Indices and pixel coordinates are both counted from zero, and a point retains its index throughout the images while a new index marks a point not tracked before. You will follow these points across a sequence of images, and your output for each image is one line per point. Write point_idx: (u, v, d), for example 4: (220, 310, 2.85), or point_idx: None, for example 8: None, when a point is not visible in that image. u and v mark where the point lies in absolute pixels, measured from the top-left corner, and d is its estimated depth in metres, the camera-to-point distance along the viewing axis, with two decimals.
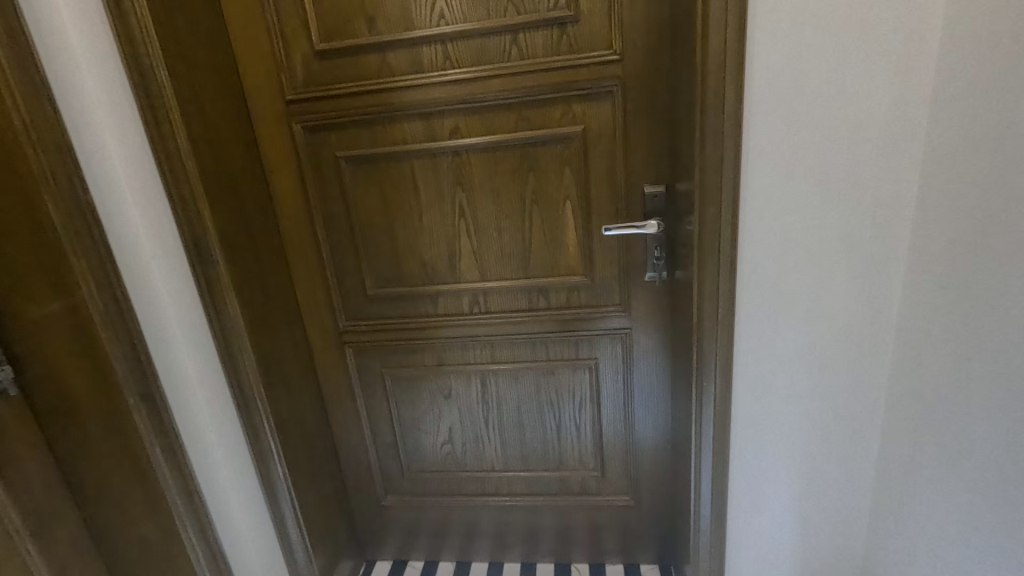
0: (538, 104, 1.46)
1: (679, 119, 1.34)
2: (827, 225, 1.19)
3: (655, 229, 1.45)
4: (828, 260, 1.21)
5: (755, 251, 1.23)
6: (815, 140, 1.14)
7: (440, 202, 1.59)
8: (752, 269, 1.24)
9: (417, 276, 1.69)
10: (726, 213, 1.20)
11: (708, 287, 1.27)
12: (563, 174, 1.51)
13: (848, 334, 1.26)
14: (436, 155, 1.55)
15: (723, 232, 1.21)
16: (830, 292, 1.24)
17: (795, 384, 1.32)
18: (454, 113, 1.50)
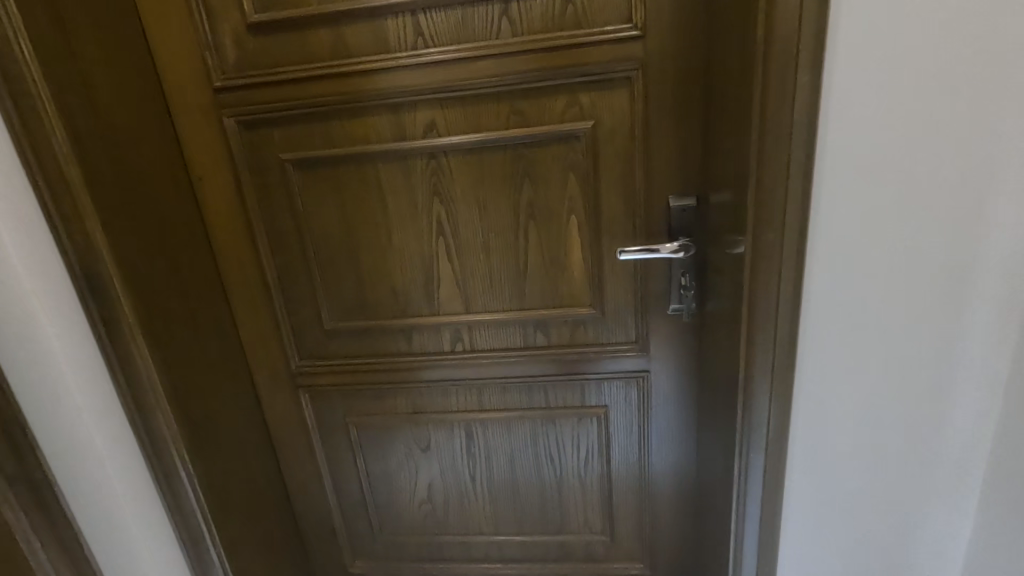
0: (534, 93, 1.15)
1: (721, 112, 1.03)
2: (928, 255, 0.88)
3: (682, 253, 1.16)
4: (925, 301, 0.91)
5: (825, 288, 0.92)
6: (917, 139, 0.82)
7: (413, 216, 1.27)
8: (818, 313, 0.94)
9: (385, 307, 1.37)
10: (789, 238, 0.90)
11: (760, 333, 0.98)
12: (567, 182, 1.21)
13: (947, 396, 0.96)
14: (407, 158, 1.23)
15: (784, 262, 0.91)
16: (925, 343, 0.93)
17: (868, 457, 1.02)
18: (428, 105, 1.18)
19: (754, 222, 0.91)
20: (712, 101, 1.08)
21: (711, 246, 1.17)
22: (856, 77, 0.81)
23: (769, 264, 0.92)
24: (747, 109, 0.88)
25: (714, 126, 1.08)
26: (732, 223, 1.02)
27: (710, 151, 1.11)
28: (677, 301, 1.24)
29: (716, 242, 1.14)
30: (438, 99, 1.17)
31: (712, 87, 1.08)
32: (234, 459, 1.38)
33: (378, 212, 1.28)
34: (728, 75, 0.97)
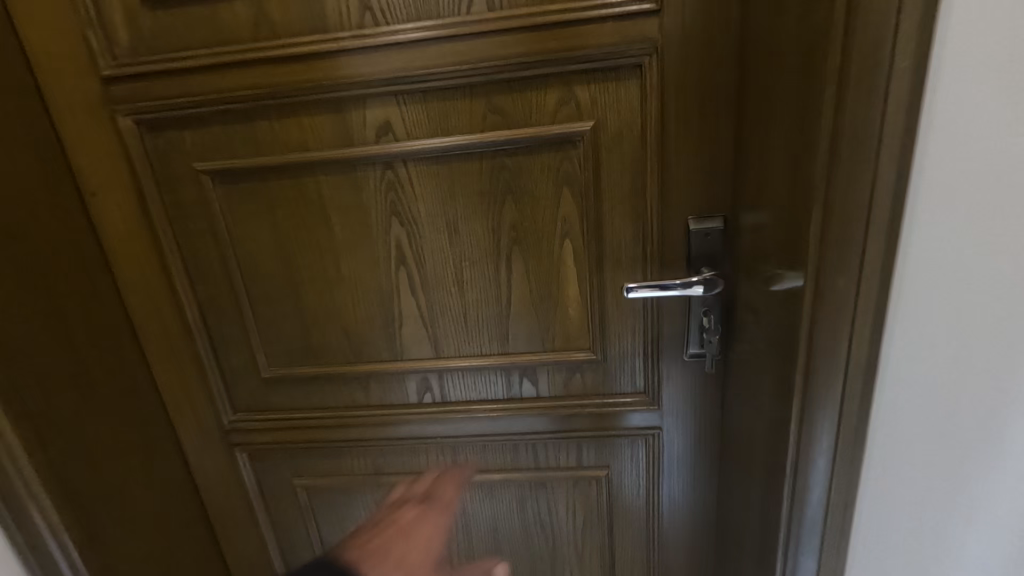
0: (518, 87, 0.90)
1: (765, 110, 0.79)
2: None
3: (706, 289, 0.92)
4: None
5: (914, 350, 0.67)
6: None
7: (368, 241, 1.01)
8: (907, 386, 0.69)
9: (336, 352, 1.11)
10: (868, 285, 0.65)
11: (822, 406, 0.73)
12: (560, 199, 0.96)
13: None
14: (356, 168, 0.97)
15: (859, 314, 0.67)
16: None
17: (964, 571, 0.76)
18: (381, 101, 0.92)
19: (819, 261, 0.66)
20: (749, 96, 0.83)
21: (746, 280, 0.92)
22: (988, 58, 0.55)
23: (835, 318, 0.68)
24: (811, 104, 0.64)
25: (753, 129, 0.83)
26: (780, 256, 0.78)
27: (747, 160, 0.86)
28: (699, 344, 1.00)
29: (753, 278, 0.89)
30: (395, 92, 0.91)
31: (750, 78, 0.83)
32: (148, 543, 1.11)
33: (323, 237, 1.02)
34: (780, 59, 0.72)
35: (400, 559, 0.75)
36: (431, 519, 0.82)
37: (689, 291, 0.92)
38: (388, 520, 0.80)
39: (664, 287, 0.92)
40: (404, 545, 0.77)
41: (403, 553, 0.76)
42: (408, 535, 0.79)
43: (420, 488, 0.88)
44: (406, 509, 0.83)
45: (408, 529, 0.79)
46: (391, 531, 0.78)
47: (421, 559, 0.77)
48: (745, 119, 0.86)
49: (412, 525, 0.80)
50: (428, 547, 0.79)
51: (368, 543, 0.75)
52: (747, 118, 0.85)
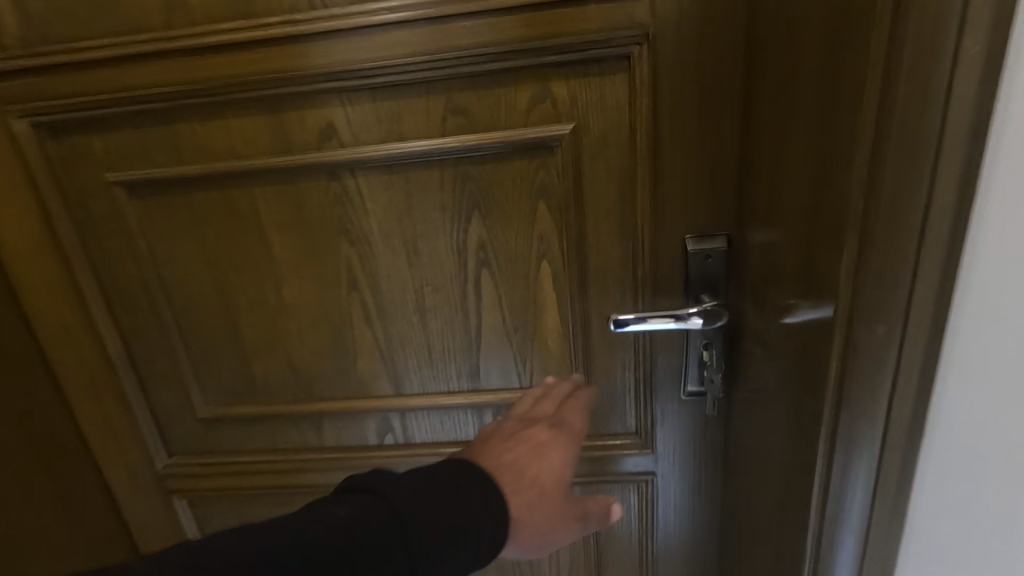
0: (483, 83, 0.76)
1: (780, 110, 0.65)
2: None
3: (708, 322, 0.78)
4: None
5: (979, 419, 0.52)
6: None
7: (313, 264, 0.87)
8: (963, 469, 0.54)
9: (283, 388, 0.97)
10: (917, 337, 0.50)
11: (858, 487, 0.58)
12: (535, 214, 0.82)
13: None
14: (295, 179, 0.82)
15: (903, 375, 0.52)
16: None
17: None
18: (321, 99, 0.78)
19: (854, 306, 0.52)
20: (759, 93, 0.69)
21: (756, 311, 0.78)
22: None
23: (870, 376, 0.53)
24: (844, 102, 0.50)
25: (764, 133, 0.69)
26: (797, 287, 0.64)
27: (756, 170, 0.72)
28: (699, 382, 0.86)
29: (764, 309, 0.75)
30: (337, 90, 0.77)
31: (760, 71, 0.69)
32: None
33: (261, 258, 0.88)
34: (800, 46, 0.58)
35: (540, 484, 0.63)
36: (555, 459, 0.66)
37: (687, 324, 0.78)
38: (521, 437, 0.68)
39: (654, 321, 0.78)
40: (537, 472, 0.64)
41: (540, 471, 0.64)
42: (539, 457, 0.65)
43: (547, 409, 0.76)
44: (537, 429, 0.70)
45: (539, 446, 0.67)
46: (523, 449, 0.65)
47: (553, 490, 0.64)
48: (754, 121, 0.72)
49: (541, 446, 0.67)
50: (556, 488, 0.64)
51: (495, 444, 0.67)
52: (756, 119, 0.71)
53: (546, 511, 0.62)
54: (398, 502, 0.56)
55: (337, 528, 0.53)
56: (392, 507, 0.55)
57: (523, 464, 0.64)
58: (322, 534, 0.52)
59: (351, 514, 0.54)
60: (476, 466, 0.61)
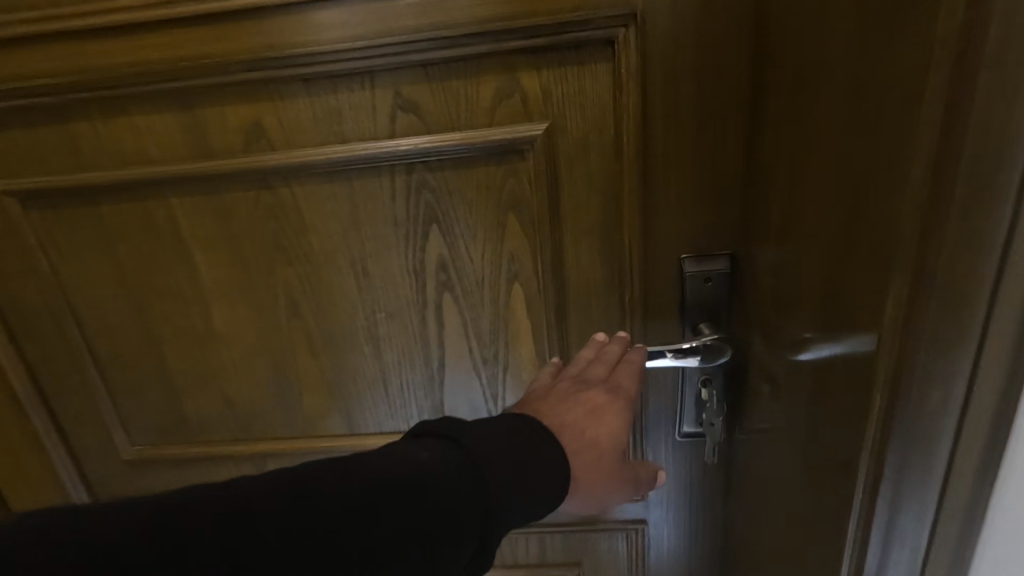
0: (438, 74, 0.63)
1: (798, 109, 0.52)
2: None
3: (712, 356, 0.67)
4: None
5: None
6: None
7: (247, 286, 0.75)
8: None
9: (219, 428, 0.85)
10: (986, 419, 0.37)
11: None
12: (504, 230, 0.69)
13: None
14: (218, 190, 0.69)
15: (960, 459, 0.40)
16: None
17: None
18: (244, 94, 0.64)
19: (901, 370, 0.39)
20: (769, 88, 0.57)
21: (764, 348, 0.66)
22: None
23: (918, 459, 0.41)
24: (890, 101, 0.37)
25: (776, 137, 0.57)
26: (816, 328, 0.52)
27: (765, 182, 0.60)
28: (699, 422, 0.75)
29: (773, 346, 0.63)
30: (262, 83, 0.63)
31: (772, 61, 0.56)
32: None
33: (186, 280, 0.75)
34: (825, 29, 0.46)
35: (601, 449, 0.52)
36: (616, 416, 0.55)
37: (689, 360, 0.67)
38: (577, 397, 0.56)
39: (665, 358, 0.67)
40: (599, 434, 0.53)
41: (602, 435, 0.53)
42: (600, 418, 0.54)
43: (602, 370, 0.61)
44: (593, 392, 0.57)
45: (598, 405, 0.55)
46: (581, 408, 0.54)
47: (613, 454, 0.53)
48: (763, 122, 0.59)
49: (601, 405, 0.55)
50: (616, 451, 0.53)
51: (544, 401, 0.55)
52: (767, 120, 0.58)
53: (604, 477, 0.52)
54: (476, 451, 0.45)
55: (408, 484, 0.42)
56: (474, 456, 0.44)
57: (582, 424, 0.53)
58: (404, 473, 0.42)
59: (432, 456, 0.44)
60: (539, 423, 0.49)
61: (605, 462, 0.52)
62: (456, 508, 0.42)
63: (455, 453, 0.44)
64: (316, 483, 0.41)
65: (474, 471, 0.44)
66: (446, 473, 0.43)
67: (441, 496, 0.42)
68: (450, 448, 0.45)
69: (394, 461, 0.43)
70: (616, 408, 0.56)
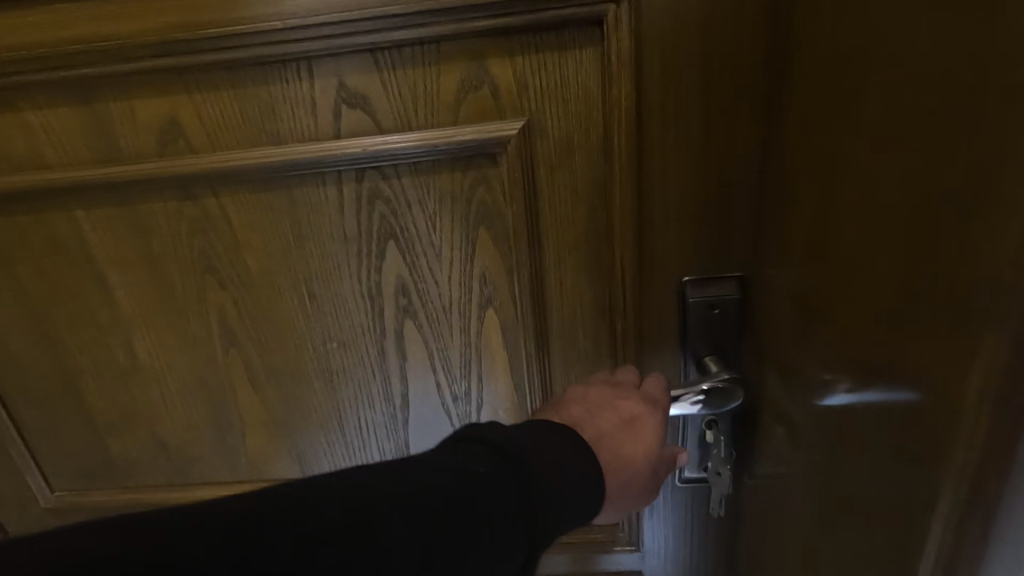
0: (390, 62, 0.51)
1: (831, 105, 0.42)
2: None
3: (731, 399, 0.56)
4: None
5: None
6: None
7: (174, 312, 0.63)
8: None
9: (151, 472, 0.74)
10: None
11: None
12: (474, 248, 0.59)
13: None
14: (132, 199, 0.58)
15: None
16: None
17: None
18: (153, 85, 0.53)
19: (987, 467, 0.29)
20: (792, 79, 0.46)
21: (783, 390, 0.55)
22: None
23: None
24: (988, 93, 0.26)
25: (800, 140, 0.46)
26: (853, 379, 0.42)
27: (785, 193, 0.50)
28: (703, 467, 0.65)
29: (794, 389, 0.53)
30: (174, 71, 0.52)
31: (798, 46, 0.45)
32: None
33: (101, 306, 0.63)
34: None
35: (637, 462, 0.50)
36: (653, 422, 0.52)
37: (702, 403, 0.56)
38: (607, 405, 0.52)
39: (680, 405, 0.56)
40: (638, 446, 0.50)
41: (640, 447, 0.50)
42: (639, 427, 0.51)
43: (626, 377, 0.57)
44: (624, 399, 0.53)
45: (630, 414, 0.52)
46: (615, 419, 0.51)
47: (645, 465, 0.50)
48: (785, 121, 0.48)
49: (636, 414, 0.52)
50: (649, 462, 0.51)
51: (575, 408, 0.51)
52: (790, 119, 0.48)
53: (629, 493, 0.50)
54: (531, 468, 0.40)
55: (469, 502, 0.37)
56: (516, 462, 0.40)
57: (620, 435, 0.50)
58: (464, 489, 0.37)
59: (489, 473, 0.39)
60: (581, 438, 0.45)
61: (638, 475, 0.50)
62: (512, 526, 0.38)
63: (496, 457, 0.40)
64: (349, 490, 0.36)
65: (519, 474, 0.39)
66: (492, 477, 0.38)
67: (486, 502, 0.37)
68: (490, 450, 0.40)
69: (447, 469, 0.38)
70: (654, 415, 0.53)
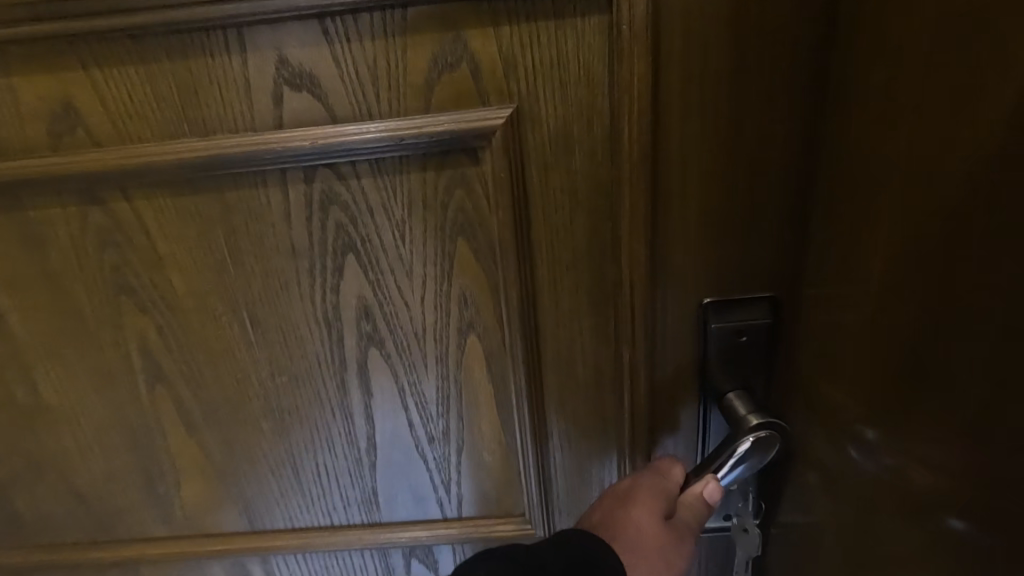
0: (343, 33, 0.41)
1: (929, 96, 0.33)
2: None
3: (771, 445, 0.46)
4: None
5: None
6: None
7: (84, 343, 0.52)
8: None
9: (67, 528, 0.62)
10: None
11: None
12: (453, 264, 0.49)
13: None
14: (19, 204, 0.46)
15: None
16: None
17: None
18: (38, 58, 0.41)
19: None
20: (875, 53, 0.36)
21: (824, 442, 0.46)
22: None
23: None
24: None
25: (870, 138, 0.37)
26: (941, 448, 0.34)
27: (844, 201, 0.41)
28: (725, 516, 0.56)
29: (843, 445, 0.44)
30: (64, 40, 0.40)
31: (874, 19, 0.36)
32: None
33: None
34: None
35: (641, 539, 0.44)
36: (658, 491, 0.46)
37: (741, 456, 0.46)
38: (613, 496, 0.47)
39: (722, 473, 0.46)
40: (637, 521, 0.44)
41: (639, 521, 0.44)
42: (636, 503, 0.45)
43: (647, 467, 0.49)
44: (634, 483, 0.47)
45: (627, 487, 0.47)
46: (617, 505, 0.46)
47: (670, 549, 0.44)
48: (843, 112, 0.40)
49: (635, 485, 0.47)
50: (663, 533, 0.44)
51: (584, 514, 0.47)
52: (855, 110, 0.39)
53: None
54: (529, 557, 0.40)
55: None
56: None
57: (616, 519, 0.45)
58: None
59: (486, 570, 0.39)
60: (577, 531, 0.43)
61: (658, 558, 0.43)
62: None
63: (494, 555, 0.40)
64: None
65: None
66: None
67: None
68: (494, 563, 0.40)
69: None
70: (658, 482, 0.47)
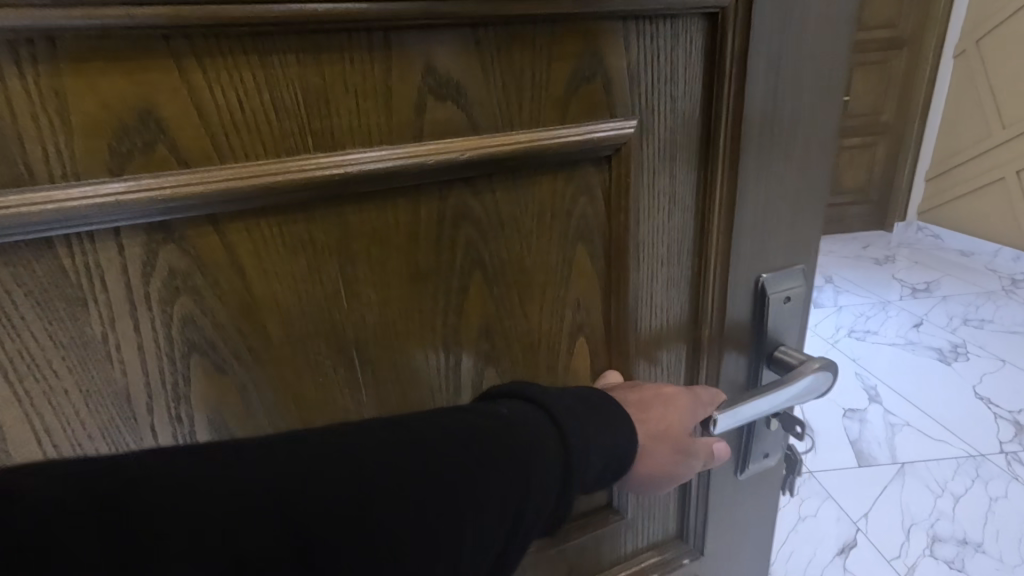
0: (496, 45, 0.40)
1: None
2: None
3: (829, 380, 0.59)
4: None
5: None
6: None
7: (122, 433, 0.38)
8: None
9: None
10: None
11: None
12: (571, 271, 0.50)
13: None
14: (46, 251, 0.33)
15: None
16: None
17: None
18: (109, 53, 0.31)
19: None
20: None
21: None
22: None
23: None
24: None
25: None
26: None
27: None
28: (766, 454, 0.69)
29: None
30: (155, 32, 0.31)
31: None
32: None
33: None
34: None
35: (662, 432, 0.50)
36: (689, 404, 0.53)
37: (800, 396, 0.58)
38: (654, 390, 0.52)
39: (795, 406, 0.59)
40: (662, 419, 0.50)
41: (666, 420, 0.51)
42: (671, 404, 0.52)
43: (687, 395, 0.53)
44: (674, 393, 0.53)
45: (670, 393, 0.52)
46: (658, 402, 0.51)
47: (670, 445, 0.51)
48: None
49: (673, 395, 0.52)
50: (670, 433, 0.51)
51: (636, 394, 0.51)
52: None
53: (652, 456, 0.50)
54: (553, 404, 0.42)
55: (491, 438, 0.38)
56: (525, 416, 0.40)
57: (642, 409, 0.50)
58: (489, 430, 0.39)
59: (513, 411, 0.41)
60: (608, 396, 0.46)
61: (645, 446, 0.49)
62: (539, 462, 0.39)
63: (522, 404, 0.41)
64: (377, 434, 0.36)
65: (544, 427, 0.40)
66: (514, 415, 0.40)
67: (494, 474, 0.37)
68: (486, 404, 0.41)
69: (468, 415, 0.40)
70: (693, 400, 0.53)
